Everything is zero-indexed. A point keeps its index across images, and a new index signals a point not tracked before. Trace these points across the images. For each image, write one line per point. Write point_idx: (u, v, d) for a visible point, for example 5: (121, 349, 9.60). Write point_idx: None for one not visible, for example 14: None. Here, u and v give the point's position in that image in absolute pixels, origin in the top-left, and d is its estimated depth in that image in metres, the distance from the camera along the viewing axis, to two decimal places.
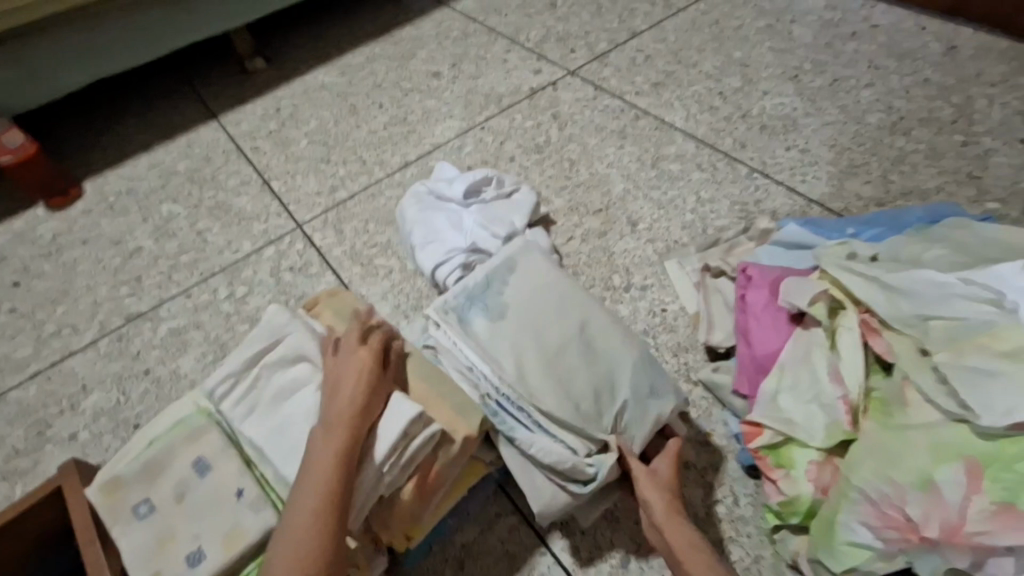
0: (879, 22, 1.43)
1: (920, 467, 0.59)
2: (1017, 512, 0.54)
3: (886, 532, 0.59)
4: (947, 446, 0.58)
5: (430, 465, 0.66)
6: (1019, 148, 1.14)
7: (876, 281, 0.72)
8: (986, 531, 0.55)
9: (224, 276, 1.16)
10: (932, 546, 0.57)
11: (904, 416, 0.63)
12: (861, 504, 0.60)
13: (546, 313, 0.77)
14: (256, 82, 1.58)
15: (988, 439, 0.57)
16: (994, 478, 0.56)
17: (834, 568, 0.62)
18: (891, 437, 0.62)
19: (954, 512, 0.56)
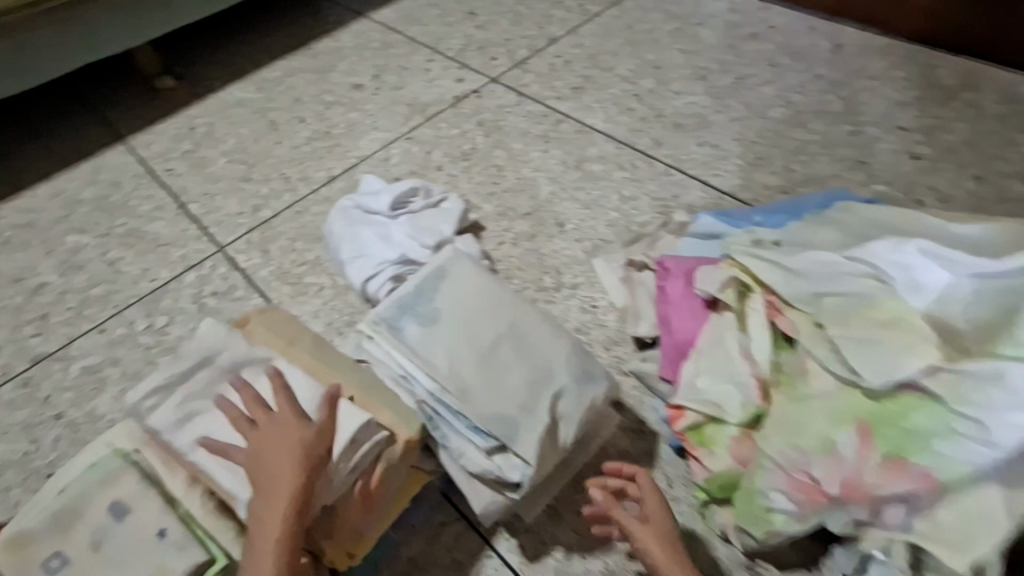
0: (774, 23, 1.54)
1: (821, 433, 0.66)
2: (902, 463, 0.61)
3: (799, 496, 0.66)
4: (841, 410, 0.66)
5: (374, 470, 0.65)
6: (898, 135, 1.26)
7: (779, 261, 0.77)
8: (878, 483, 0.62)
9: (141, 307, 1.10)
10: (836, 504, 0.64)
11: (806, 387, 0.70)
12: (774, 473, 0.67)
13: (478, 316, 0.77)
14: (165, 101, 1.51)
15: (875, 400, 0.65)
16: (881, 435, 0.63)
17: (756, 534, 0.68)
18: (795, 407, 0.68)
19: (852, 471, 0.63)
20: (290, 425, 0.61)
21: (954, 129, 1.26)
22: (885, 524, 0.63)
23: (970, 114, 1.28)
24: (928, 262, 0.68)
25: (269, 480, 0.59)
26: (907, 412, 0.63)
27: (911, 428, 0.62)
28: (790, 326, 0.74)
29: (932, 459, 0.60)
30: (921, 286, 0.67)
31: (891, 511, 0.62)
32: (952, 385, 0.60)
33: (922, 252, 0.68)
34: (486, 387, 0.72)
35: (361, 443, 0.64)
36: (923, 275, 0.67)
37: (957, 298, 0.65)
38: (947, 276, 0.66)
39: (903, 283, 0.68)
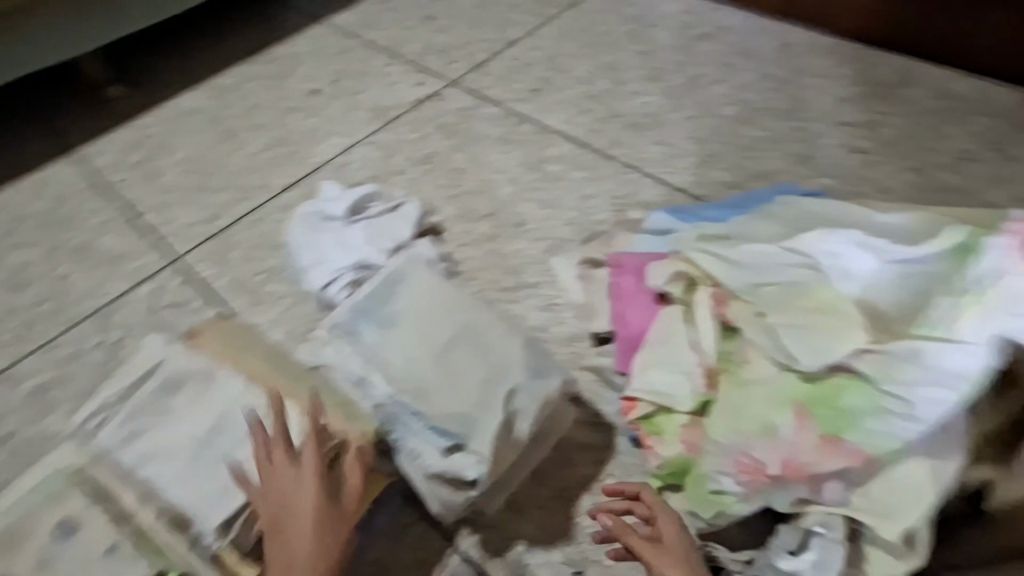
0: (725, 24, 1.58)
1: (763, 416, 0.70)
2: (836, 441, 0.66)
3: (743, 477, 0.69)
4: (780, 394, 0.70)
5: (327, 478, 0.66)
6: (841, 130, 1.32)
7: (722, 255, 0.81)
8: (815, 461, 0.67)
9: (94, 322, 1.08)
10: (779, 483, 0.68)
11: (748, 372, 0.74)
12: (720, 457, 0.71)
13: (434, 317, 0.78)
14: (117, 111, 1.48)
15: (811, 383, 0.69)
16: (817, 416, 0.68)
17: (705, 515, 0.73)
18: (739, 394, 0.72)
19: (791, 450, 0.68)
20: (316, 483, 0.63)
21: (892, 123, 1.32)
22: (825, 500, 0.67)
23: (908, 109, 1.34)
24: (859, 250, 0.73)
25: (294, 537, 0.60)
26: (839, 393, 0.68)
27: (843, 407, 0.67)
28: (727, 318, 0.78)
29: (862, 436, 0.66)
30: (854, 273, 0.72)
31: (830, 487, 0.67)
32: (878, 366, 0.66)
33: (854, 238, 0.73)
34: (443, 387, 0.73)
35: (314, 450, 0.65)
36: (854, 263, 0.73)
37: (883, 283, 0.71)
38: (876, 262, 0.72)
39: (837, 270, 0.73)
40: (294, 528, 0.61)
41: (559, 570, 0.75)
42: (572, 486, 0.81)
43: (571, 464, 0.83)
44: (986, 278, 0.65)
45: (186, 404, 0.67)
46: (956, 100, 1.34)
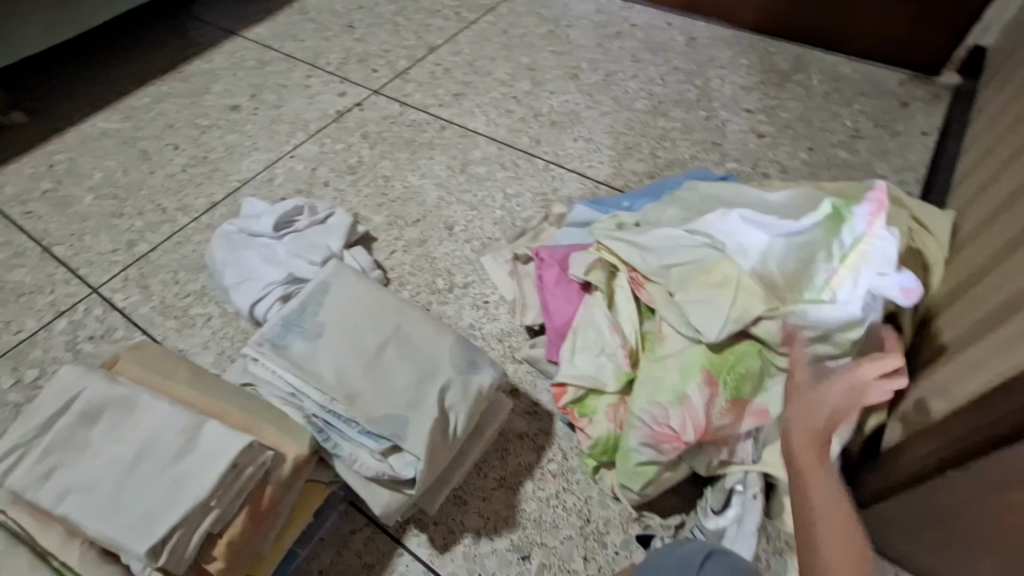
0: (636, 22, 1.66)
1: (676, 388, 0.74)
2: (742, 402, 0.73)
3: (665, 447, 0.73)
4: (690, 365, 0.74)
5: (262, 491, 0.65)
6: (745, 116, 1.41)
7: (633, 240, 0.85)
8: (727, 424, 0.73)
9: (6, 363, 1.02)
10: (699, 448, 0.74)
11: (662, 347, 0.78)
12: (640, 428, 0.74)
13: (363, 325, 0.80)
14: (16, 139, 1.40)
15: (717, 352, 0.74)
16: (723, 382, 0.73)
17: (634, 487, 0.75)
18: (656, 368, 0.77)
19: (702, 415, 0.72)
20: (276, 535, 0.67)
21: (790, 108, 1.42)
22: (740, 459, 0.75)
23: (803, 94, 1.45)
24: (748, 227, 0.78)
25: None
26: (742, 357, 0.73)
27: (746, 371, 0.73)
28: (648, 299, 0.83)
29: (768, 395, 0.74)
30: (748, 250, 0.77)
31: (744, 448, 0.75)
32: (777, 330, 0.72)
33: (742, 218, 0.79)
34: (374, 392, 0.75)
35: (246, 465, 0.63)
36: (747, 240, 0.77)
37: (776, 255, 0.76)
38: (766, 238, 0.77)
39: (732, 249, 0.77)
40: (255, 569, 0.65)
41: (506, 556, 0.78)
42: (513, 475, 0.84)
43: (511, 453, 0.86)
44: (853, 239, 0.74)
45: (110, 432, 0.65)
46: (844, 83, 1.46)
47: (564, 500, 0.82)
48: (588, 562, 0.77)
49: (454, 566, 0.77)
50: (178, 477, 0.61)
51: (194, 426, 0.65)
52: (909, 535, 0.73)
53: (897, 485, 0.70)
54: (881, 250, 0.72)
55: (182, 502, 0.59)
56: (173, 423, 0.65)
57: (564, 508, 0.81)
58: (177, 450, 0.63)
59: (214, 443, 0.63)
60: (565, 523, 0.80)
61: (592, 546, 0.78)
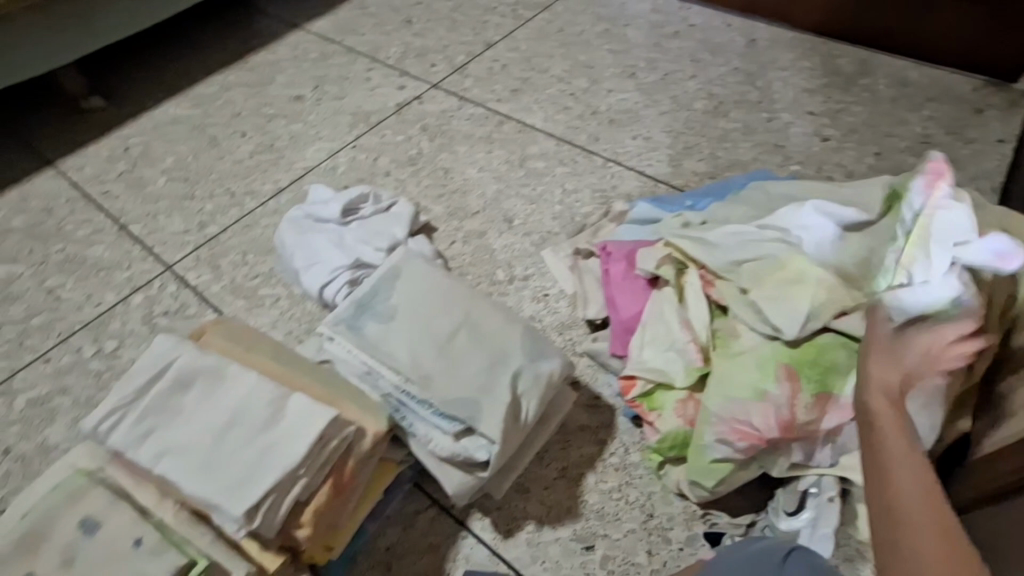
0: (694, 22, 1.64)
1: (756, 384, 0.73)
2: (826, 398, 0.72)
3: (743, 444, 0.73)
4: (771, 361, 0.74)
5: (344, 464, 0.67)
6: (809, 119, 1.38)
7: (702, 236, 0.85)
8: (810, 420, 0.72)
9: (87, 333, 1.07)
10: (774, 448, 0.74)
11: (738, 343, 0.78)
12: (717, 424, 0.74)
13: (434, 310, 0.81)
14: (94, 123, 1.47)
15: (800, 348, 0.74)
16: (807, 379, 0.72)
17: (708, 483, 0.75)
18: (733, 364, 0.76)
19: (784, 412, 0.72)
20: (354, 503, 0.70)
21: (855, 112, 1.39)
22: (816, 462, 0.74)
23: (869, 97, 1.41)
24: (821, 218, 0.79)
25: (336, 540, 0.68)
26: (827, 352, 0.72)
27: (830, 367, 0.72)
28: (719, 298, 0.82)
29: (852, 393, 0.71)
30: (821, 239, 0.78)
31: (819, 449, 0.73)
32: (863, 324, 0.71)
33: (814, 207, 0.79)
34: (446, 375, 0.76)
35: (331, 438, 0.65)
36: (821, 229, 0.79)
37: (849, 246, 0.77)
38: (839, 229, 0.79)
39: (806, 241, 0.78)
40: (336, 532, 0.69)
41: (569, 546, 0.78)
42: (575, 466, 0.84)
43: (572, 445, 0.86)
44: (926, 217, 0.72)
45: (201, 400, 0.67)
46: (913, 88, 1.42)
47: (627, 494, 0.81)
48: (651, 556, 0.77)
49: (517, 551, 0.78)
50: (268, 445, 0.64)
51: (279, 397, 0.67)
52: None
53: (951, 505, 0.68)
54: (951, 219, 0.58)
55: (275, 469, 0.62)
56: (261, 393, 0.67)
57: (627, 501, 0.81)
58: (266, 419, 0.65)
59: (302, 416, 0.65)
60: (628, 516, 0.80)
61: (655, 541, 0.78)
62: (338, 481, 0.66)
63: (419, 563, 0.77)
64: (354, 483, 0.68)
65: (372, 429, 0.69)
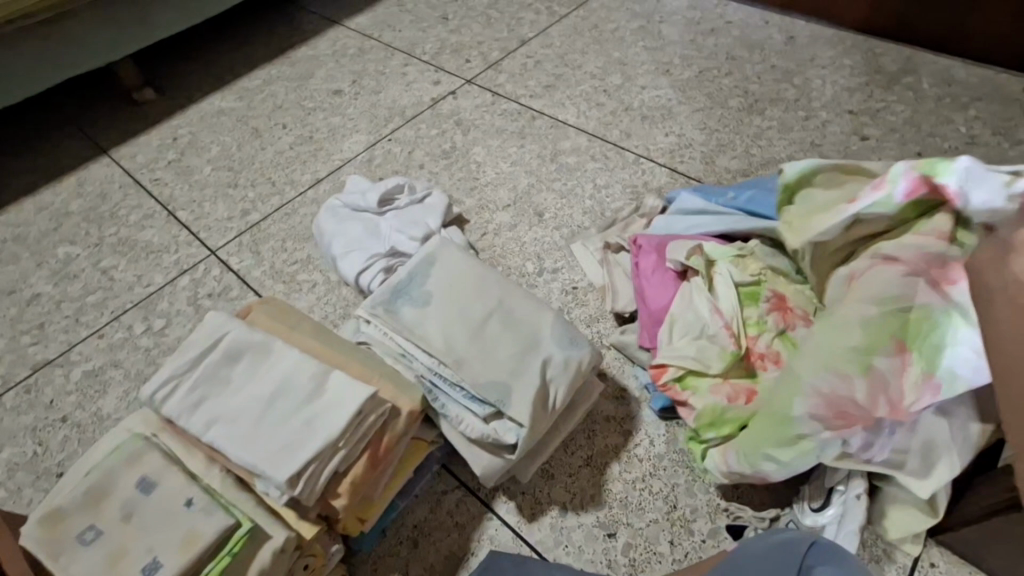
0: (732, 19, 1.63)
1: (855, 354, 0.68)
2: (926, 376, 0.65)
3: (832, 417, 0.69)
4: (879, 331, 0.67)
5: (381, 439, 0.69)
6: (848, 118, 1.36)
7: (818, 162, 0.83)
8: (908, 399, 0.66)
9: (138, 311, 1.13)
10: (852, 427, 0.68)
11: (841, 311, 0.72)
12: (810, 397, 0.70)
13: (468, 296, 0.84)
14: (147, 114, 1.54)
15: (909, 322, 0.67)
16: (915, 352, 0.66)
17: (753, 464, 0.74)
18: (832, 332, 0.71)
19: (885, 387, 0.67)
20: (387, 475, 0.72)
21: (896, 110, 1.36)
22: (868, 456, 0.70)
23: (911, 97, 1.38)
24: None
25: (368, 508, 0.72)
26: (932, 325, 0.66)
27: (936, 341, 0.65)
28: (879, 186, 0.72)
29: (950, 369, 0.64)
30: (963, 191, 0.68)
31: (882, 443, 0.69)
32: None
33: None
34: (479, 358, 0.78)
35: (369, 413, 0.68)
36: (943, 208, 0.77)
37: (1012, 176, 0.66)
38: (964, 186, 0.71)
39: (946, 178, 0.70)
40: (365, 504, 0.71)
41: (592, 532, 0.79)
42: (600, 455, 0.85)
43: (597, 434, 0.87)
44: None
45: (249, 373, 0.71)
46: (959, 87, 1.38)
47: (651, 485, 0.82)
48: (674, 546, 0.78)
49: (541, 535, 0.80)
50: (309, 417, 0.67)
51: (322, 372, 0.70)
52: (1003, 558, 0.69)
53: (984, 514, 0.67)
54: None
55: (316, 440, 0.65)
56: (302, 368, 0.71)
57: (651, 491, 0.82)
58: (308, 393, 0.69)
59: (342, 390, 0.68)
60: (651, 506, 0.81)
61: (678, 532, 0.78)
62: (373, 455, 0.68)
63: (445, 542, 0.80)
64: (389, 458, 0.70)
65: (406, 405, 0.72)
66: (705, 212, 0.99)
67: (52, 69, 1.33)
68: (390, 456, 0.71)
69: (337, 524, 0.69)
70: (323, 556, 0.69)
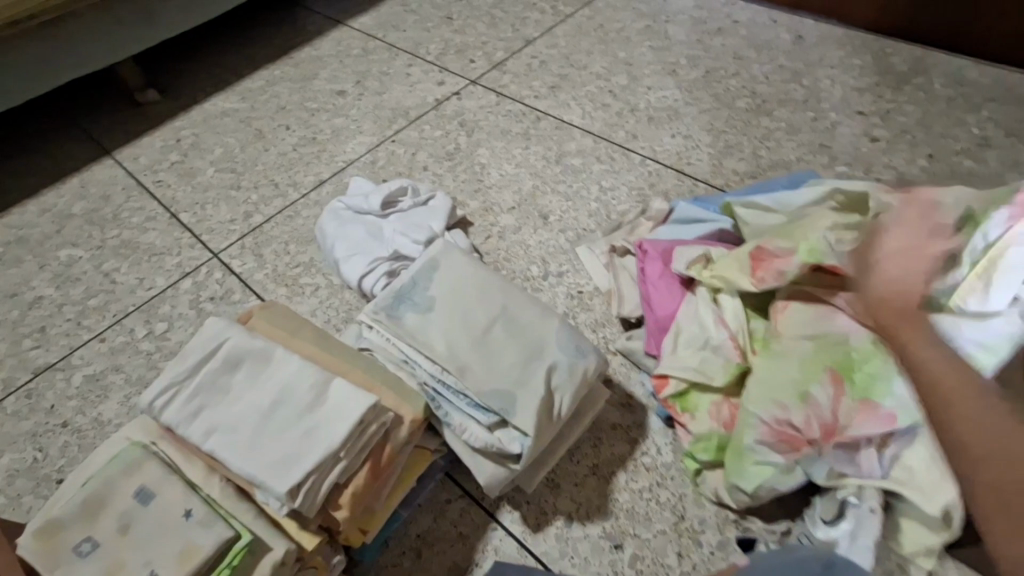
0: (739, 18, 1.61)
1: (799, 386, 0.72)
2: (871, 404, 0.68)
3: (784, 446, 0.71)
4: (813, 363, 0.72)
5: (383, 449, 0.68)
6: (858, 119, 1.34)
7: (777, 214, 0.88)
8: (852, 427, 0.69)
9: (139, 315, 1.12)
10: (818, 453, 0.70)
11: (779, 344, 0.76)
12: (758, 426, 0.72)
13: (471, 302, 0.82)
14: (150, 115, 1.53)
15: (842, 352, 0.71)
16: (851, 381, 0.70)
17: (746, 488, 0.72)
18: (771, 363, 0.75)
19: (829, 415, 0.70)
20: (388, 486, 0.71)
21: (907, 111, 1.34)
22: (866, 473, 0.69)
23: (922, 97, 1.36)
24: None
25: (370, 519, 0.70)
26: (869, 357, 0.70)
27: (874, 372, 0.69)
28: (776, 272, 0.77)
29: (893, 400, 0.68)
30: (981, 258, 0.52)
31: (868, 462, 0.69)
32: None
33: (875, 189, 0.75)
34: (483, 365, 0.77)
35: (371, 422, 0.67)
36: None
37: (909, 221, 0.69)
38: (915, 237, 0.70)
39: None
40: (367, 514, 0.70)
41: (598, 543, 0.78)
42: (606, 464, 0.84)
43: (603, 442, 0.86)
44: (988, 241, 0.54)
45: (248, 381, 0.70)
46: (971, 87, 1.36)
47: (658, 495, 0.81)
48: (682, 558, 0.76)
49: (546, 545, 0.78)
50: (309, 427, 0.66)
51: (322, 380, 0.69)
52: None
53: None
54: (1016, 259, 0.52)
55: (317, 450, 0.64)
56: (303, 376, 0.69)
57: (658, 502, 0.80)
58: (309, 402, 0.67)
59: (344, 398, 0.67)
60: (658, 517, 0.79)
61: (686, 543, 0.77)
62: (375, 465, 0.67)
63: (449, 553, 0.78)
64: (391, 467, 0.69)
65: (408, 414, 0.71)
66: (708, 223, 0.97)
67: (54, 70, 1.32)
68: (392, 465, 0.69)
69: (338, 536, 0.68)
70: (325, 569, 0.68)
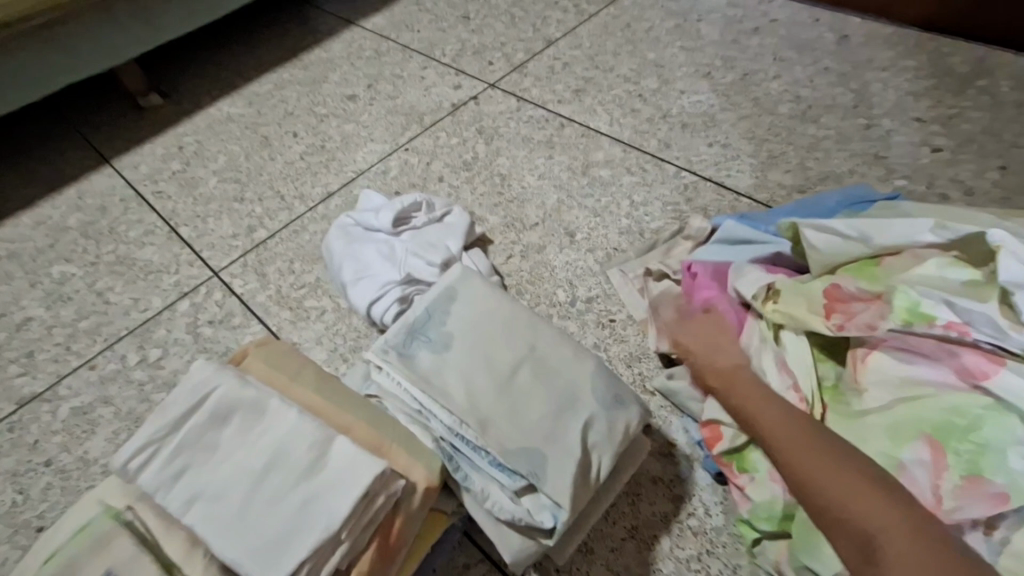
0: (777, 16, 1.49)
1: (883, 452, 0.60)
2: (979, 480, 0.55)
3: None
4: (902, 425, 0.60)
5: (391, 522, 0.59)
6: (915, 127, 1.21)
7: (864, 246, 0.72)
8: (955, 508, 0.55)
9: (132, 340, 1.04)
10: None
11: (857, 400, 0.64)
12: None
13: (494, 341, 0.72)
14: (152, 120, 1.45)
15: (941, 413, 0.58)
16: (953, 451, 0.57)
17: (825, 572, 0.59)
18: (849, 424, 0.63)
19: (925, 490, 0.57)
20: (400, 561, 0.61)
21: (972, 118, 1.21)
22: None
23: (988, 102, 1.23)
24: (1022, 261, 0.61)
25: None
26: (975, 423, 0.57)
27: (983, 442, 0.56)
28: (864, 326, 0.66)
29: (1008, 477, 0.54)
30: None
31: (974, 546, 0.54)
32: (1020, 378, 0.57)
33: (1005, 241, 0.63)
34: (508, 419, 0.67)
35: (378, 493, 0.57)
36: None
37: None
38: None
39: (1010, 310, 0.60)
40: None
41: None
42: (647, 526, 0.74)
43: (643, 499, 0.76)
44: None
45: (237, 437, 0.60)
46: None
47: (708, 566, 0.70)
48: None
49: None
50: (306, 500, 0.56)
51: (321, 441, 0.59)
52: None
53: None
54: None
55: (314, 530, 0.54)
56: (301, 436, 0.59)
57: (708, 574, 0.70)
58: (305, 467, 0.58)
59: (347, 464, 0.58)
60: None
61: None
62: (382, 541, 0.58)
63: None
64: (402, 541, 0.60)
65: (420, 477, 0.61)
66: (751, 243, 0.87)
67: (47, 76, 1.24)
68: (403, 540, 0.60)
69: None
70: None
